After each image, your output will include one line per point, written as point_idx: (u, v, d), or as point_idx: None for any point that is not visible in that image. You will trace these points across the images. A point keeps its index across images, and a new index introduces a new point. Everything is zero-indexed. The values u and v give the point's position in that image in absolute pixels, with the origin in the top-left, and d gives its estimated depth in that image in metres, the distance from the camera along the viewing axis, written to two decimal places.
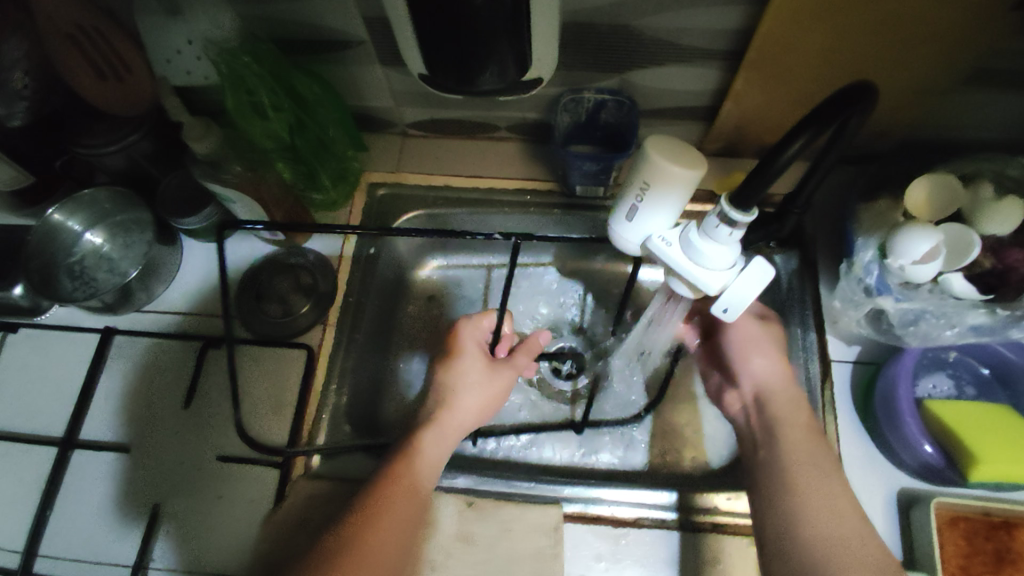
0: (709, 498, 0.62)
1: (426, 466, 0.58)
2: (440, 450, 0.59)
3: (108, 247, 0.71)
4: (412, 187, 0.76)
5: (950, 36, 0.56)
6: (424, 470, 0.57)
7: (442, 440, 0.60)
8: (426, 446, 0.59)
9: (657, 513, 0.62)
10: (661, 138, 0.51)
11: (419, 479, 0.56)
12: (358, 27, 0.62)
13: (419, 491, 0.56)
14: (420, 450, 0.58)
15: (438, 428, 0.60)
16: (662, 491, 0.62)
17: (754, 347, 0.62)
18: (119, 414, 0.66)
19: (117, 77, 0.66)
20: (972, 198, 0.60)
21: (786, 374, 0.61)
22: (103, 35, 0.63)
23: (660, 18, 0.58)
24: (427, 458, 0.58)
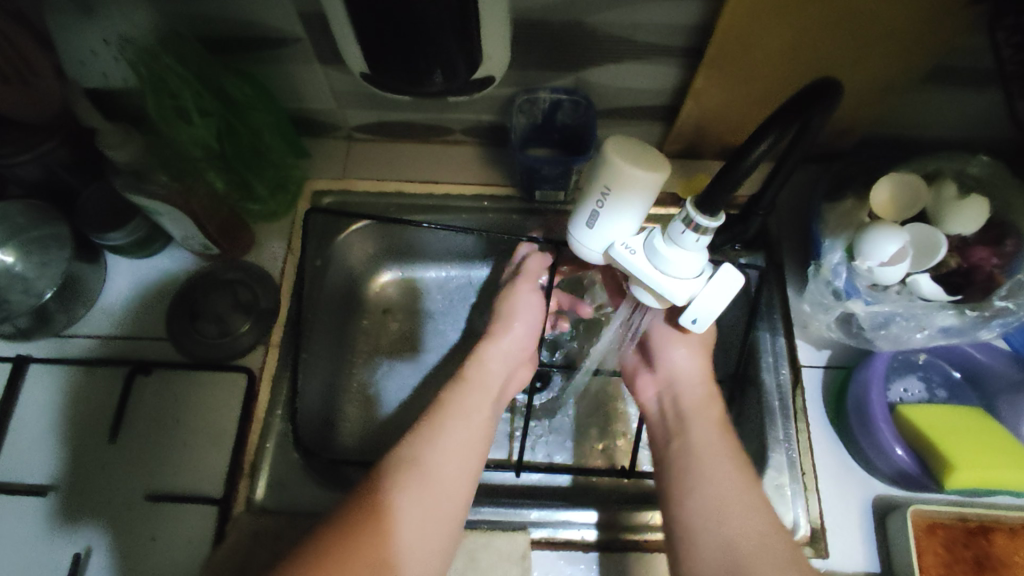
0: (650, 516, 0.59)
1: (470, 392, 0.60)
2: (489, 377, 0.62)
3: (20, 266, 0.64)
4: (360, 194, 0.71)
5: (912, 33, 0.54)
6: (463, 392, 0.59)
7: (489, 370, 0.62)
8: (471, 375, 0.61)
9: (588, 533, 0.58)
10: (622, 140, 0.48)
11: (463, 399, 0.59)
12: (294, 23, 0.58)
13: (460, 414, 0.57)
14: (467, 376, 0.61)
15: (482, 358, 0.63)
16: (588, 510, 0.59)
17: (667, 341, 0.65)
18: (37, 452, 0.60)
19: (21, 81, 0.59)
20: (934, 197, 0.59)
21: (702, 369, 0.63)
22: (10, 39, 0.57)
23: (616, 13, 0.55)
24: (475, 385, 0.60)
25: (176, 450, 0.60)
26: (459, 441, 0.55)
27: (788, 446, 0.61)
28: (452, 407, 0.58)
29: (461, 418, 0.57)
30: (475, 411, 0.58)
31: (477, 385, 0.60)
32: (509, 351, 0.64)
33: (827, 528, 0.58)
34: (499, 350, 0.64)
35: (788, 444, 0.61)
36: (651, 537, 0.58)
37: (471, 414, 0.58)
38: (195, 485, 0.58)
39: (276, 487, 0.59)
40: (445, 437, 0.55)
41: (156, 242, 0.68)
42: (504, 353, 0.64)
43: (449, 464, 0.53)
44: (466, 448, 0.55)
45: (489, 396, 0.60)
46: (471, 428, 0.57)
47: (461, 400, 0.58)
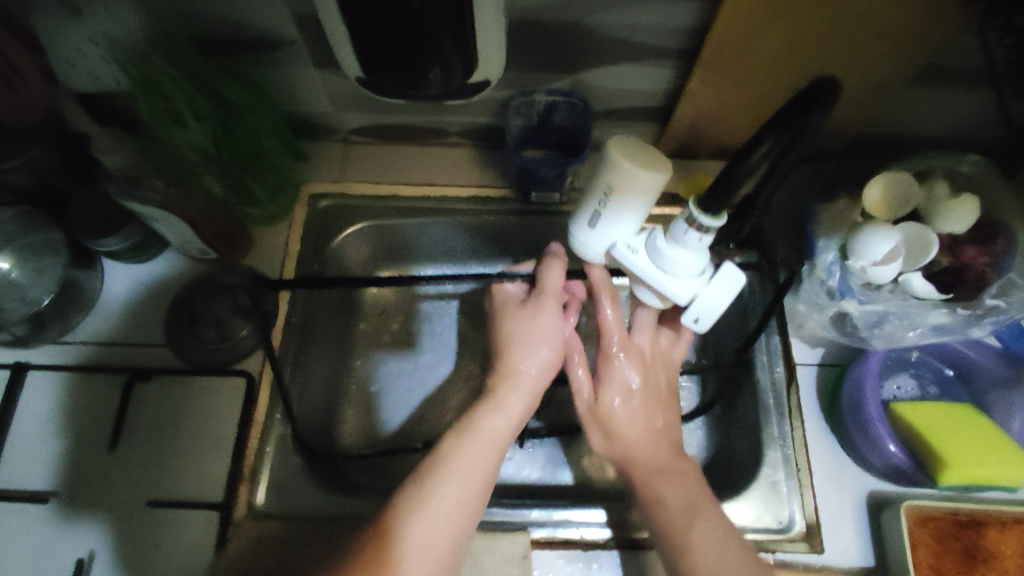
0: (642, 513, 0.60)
1: (475, 440, 0.54)
2: (502, 421, 0.55)
3: (16, 273, 0.63)
4: (357, 198, 0.72)
5: (903, 34, 0.55)
6: (469, 441, 0.54)
7: (503, 413, 0.56)
8: (481, 419, 0.55)
9: (593, 532, 0.59)
10: (625, 140, 0.48)
11: (465, 449, 0.53)
12: (289, 26, 0.57)
13: (460, 471, 0.52)
14: (477, 423, 0.55)
15: (498, 396, 0.57)
16: (596, 509, 0.60)
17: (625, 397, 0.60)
18: (37, 461, 0.59)
19: (9, 86, 0.59)
20: (927, 196, 0.60)
21: (648, 427, 0.59)
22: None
23: (612, 15, 0.55)
24: (482, 432, 0.54)
25: (177, 456, 0.60)
26: (458, 502, 0.50)
27: (783, 443, 0.62)
28: (453, 460, 0.52)
29: (462, 475, 0.52)
30: (480, 464, 0.53)
31: (484, 433, 0.54)
32: (528, 388, 0.58)
33: (823, 523, 0.59)
34: (514, 388, 0.58)
35: (783, 441, 0.62)
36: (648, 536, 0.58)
37: (476, 470, 0.52)
38: (196, 491, 0.58)
39: (277, 490, 0.59)
40: (438, 498, 0.50)
41: (152, 248, 0.67)
42: (523, 389, 0.58)
43: (443, 526, 0.49)
44: (454, 517, 0.50)
45: (496, 446, 0.54)
46: (472, 485, 0.52)
47: (464, 454, 0.53)
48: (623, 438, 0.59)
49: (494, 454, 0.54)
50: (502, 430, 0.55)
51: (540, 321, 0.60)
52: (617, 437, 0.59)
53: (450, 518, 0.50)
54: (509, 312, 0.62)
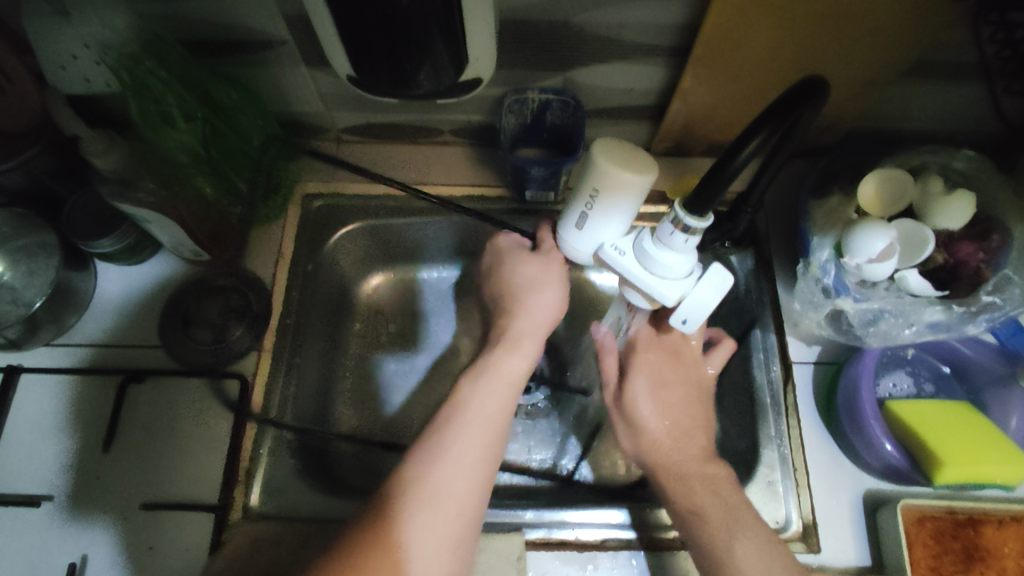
0: (662, 514, 0.60)
1: (494, 379, 0.56)
2: (517, 360, 0.58)
3: (9, 276, 0.62)
4: (349, 198, 0.71)
5: (894, 30, 0.54)
6: (488, 381, 0.56)
7: (519, 353, 0.58)
8: (498, 359, 0.58)
9: (618, 533, 0.59)
10: (610, 142, 0.48)
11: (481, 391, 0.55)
12: (279, 26, 0.57)
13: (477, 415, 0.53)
14: (494, 363, 0.57)
15: (511, 338, 0.59)
16: (616, 510, 0.60)
17: (650, 386, 0.61)
18: (31, 464, 0.59)
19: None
20: (921, 192, 0.59)
21: (671, 416, 0.59)
22: None
23: (601, 13, 0.55)
24: (497, 374, 0.56)
25: (172, 458, 0.60)
26: (486, 437, 0.52)
27: (779, 442, 0.62)
28: (474, 399, 0.54)
29: (485, 412, 0.54)
30: (502, 400, 0.55)
31: (502, 373, 0.57)
32: (539, 328, 0.61)
33: (820, 522, 0.59)
34: (525, 327, 0.60)
35: (780, 440, 0.62)
36: (663, 535, 0.58)
37: (498, 406, 0.54)
38: (192, 492, 0.58)
39: (273, 492, 0.59)
40: (456, 443, 0.51)
41: (145, 249, 0.67)
42: (533, 330, 0.60)
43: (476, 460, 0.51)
44: (472, 460, 0.51)
45: (514, 384, 0.57)
46: (498, 419, 0.54)
47: (487, 391, 0.55)
48: (646, 429, 0.59)
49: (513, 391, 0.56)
50: (519, 369, 0.57)
51: (552, 270, 0.62)
52: (641, 427, 0.60)
53: (482, 451, 0.51)
54: (518, 257, 0.63)
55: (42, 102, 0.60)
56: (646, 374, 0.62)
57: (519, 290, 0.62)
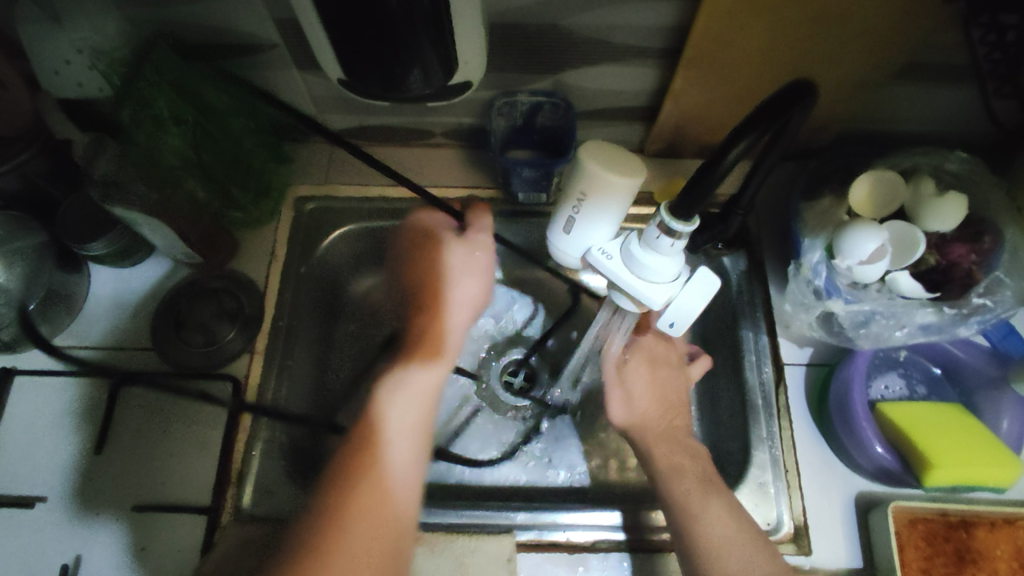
0: (656, 515, 0.59)
1: (409, 392, 0.53)
2: (434, 367, 0.55)
3: (3, 279, 0.62)
4: (342, 200, 0.72)
5: (884, 31, 0.54)
6: (403, 396, 0.53)
7: (435, 359, 0.55)
8: (413, 369, 0.54)
9: (610, 535, 0.58)
10: (598, 145, 0.48)
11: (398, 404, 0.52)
12: (268, 29, 0.57)
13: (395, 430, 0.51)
14: (409, 373, 0.54)
15: (428, 342, 0.56)
16: (610, 511, 0.59)
17: (645, 364, 0.64)
18: (24, 467, 0.60)
19: None
20: (913, 194, 0.59)
21: (660, 393, 0.62)
22: None
23: (590, 15, 0.55)
24: (414, 384, 0.53)
25: (163, 461, 0.60)
26: (406, 461, 0.50)
27: (772, 444, 0.61)
28: (390, 417, 0.51)
29: (403, 432, 0.51)
30: (419, 416, 0.52)
31: (417, 385, 0.53)
32: (457, 326, 0.58)
33: (811, 525, 0.59)
34: (444, 328, 0.57)
35: (772, 443, 0.61)
36: (656, 537, 0.58)
37: (417, 424, 0.52)
38: (182, 495, 0.59)
39: (264, 494, 0.59)
40: (379, 461, 0.49)
41: (139, 252, 0.67)
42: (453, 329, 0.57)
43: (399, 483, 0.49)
44: (395, 476, 0.49)
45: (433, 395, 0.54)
46: (418, 439, 0.52)
47: (403, 408, 0.52)
48: (640, 407, 0.61)
49: (429, 402, 0.53)
50: (435, 378, 0.54)
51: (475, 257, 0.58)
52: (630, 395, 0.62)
53: (404, 478, 0.50)
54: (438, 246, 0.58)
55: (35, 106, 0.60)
56: (643, 355, 0.65)
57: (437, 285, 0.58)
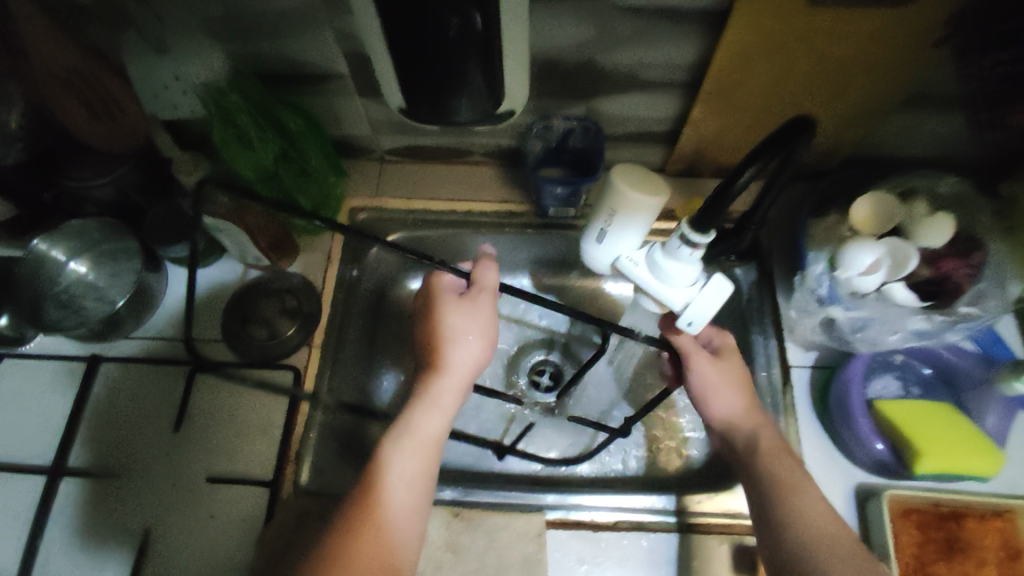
0: (702, 500, 0.65)
1: (413, 440, 0.59)
2: (434, 419, 0.61)
3: (93, 276, 0.72)
4: (391, 210, 0.80)
5: (884, 68, 0.61)
6: (408, 446, 0.59)
7: (437, 410, 0.61)
8: (417, 420, 0.60)
9: (656, 517, 0.65)
10: (626, 167, 0.55)
11: (418, 418, 0.60)
12: (337, 61, 0.66)
13: (413, 441, 0.59)
14: (413, 423, 0.60)
15: (430, 395, 0.62)
16: (660, 496, 0.65)
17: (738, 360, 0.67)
18: (106, 443, 0.66)
19: (109, 114, 0.67)
20: (908, 213, 0.66)
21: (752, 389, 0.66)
22: (100, 80, 0.65)
23: (621, 53, 0.63)
24: (433, 402, 0.61)
25: (230, 440, 0.66)
26: (421, 467, 0.58)
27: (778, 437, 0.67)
28: (411, 430, 0.60)
29: (405, 479, 0.57)
30: (422, 466, 0.58)
31: (420, 437, 0.60)
32: (468, 352, 0.64)
33: None
34: (446, 383, 0.63)
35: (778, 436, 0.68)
36: (701, 520, 0.64)
37: (419, 473, 0.58)
38: (247, 470, 0.65)
39: (318, 472, 0.66)
40: (397, 468, 0.57)
41: (212, 254, 0.75)
42: (455, 383, 0.63)
43: (399, 528, 0.55)
44: (410, 480, 0.57)
45: (448, 412, 0.62)
46: (420, 484, 0.58)
47: (407, 458, 0.58)
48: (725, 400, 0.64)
49: (433, 450, 0.60)
50: (437, 425, 0.61)
51: (478, 314, 0.65)
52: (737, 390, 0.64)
53: (414, 485, 0.57)
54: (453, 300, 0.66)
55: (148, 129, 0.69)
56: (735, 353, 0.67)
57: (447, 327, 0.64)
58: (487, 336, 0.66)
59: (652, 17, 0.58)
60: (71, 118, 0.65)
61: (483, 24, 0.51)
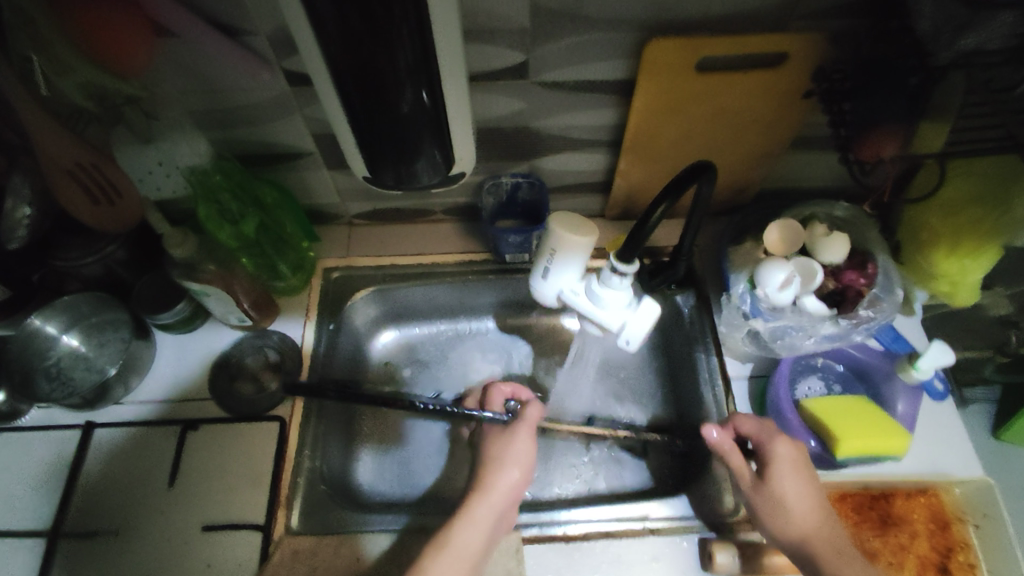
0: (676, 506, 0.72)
1: (453, 552, 0.61)
2: (473, 534, 0.63)
3: (83, 348, 0.77)
4: (361, 269, 0.88)
5: (771, 118, 0.73)
6: (448, 559, 0.61)
7: (476, 525, 0.64)
8: (456, 534, 0.63)
9: (639, 523, 0.71)
10: (562, 215, 0.65)
11: (458, 531, 0.63)
12: (307, 141, 0.75)
13: (453, 552, 0.61)
14: (451, 537, 0.63)
15: (468, 511, 0.65)
16: (645, 504, 0.72)
17: (791, 473, 0.64)
18: (102, 504, 0.70)
19: (109, 201, 0.73)
20: (809, 235, 0.76)
21: (820, 494, 0.63)
22: (100, 169, 0.71)
23: (553, 120, 0.73)
24: (474, 517, 0.64)
25: (222, 491, 0.71)
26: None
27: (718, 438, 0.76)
28: (452, 542, 0.62)
29: None
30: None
31: (461, 548, 0.62)
32: (506, 483, 0.68)
33: None
34: (485, 503, 0.66)
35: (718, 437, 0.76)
36: (673, 525, 0.71)
37: None
38: (241, 516, 0.69)
39: (309, 514, 0.71)
40: (435, 573, 0.60)
41: (197, 320, 0.82)
42: (491, 501, 0.66)
43: None
44: None
45: (486, 528, 0.64)
46: None
47: (446, 569, 0.60)
48: (795, 506, 0.63)
49: (471, 563, 0.62)
50: (477, 540, 0.63)
51: (516, 448, 0.71)
52: (787, 503, 0.63)
53: None
54: (498, 437, 0.73)
55: (138, 211, 0.76)
56: (785, 459, 0.65)
57: (490, 461, 0.70)
58: (526, 471, 0.70)
59: (573, 89, 0.69)
60: (71, 204, 0.70)
61: (430, 99, 0.59)
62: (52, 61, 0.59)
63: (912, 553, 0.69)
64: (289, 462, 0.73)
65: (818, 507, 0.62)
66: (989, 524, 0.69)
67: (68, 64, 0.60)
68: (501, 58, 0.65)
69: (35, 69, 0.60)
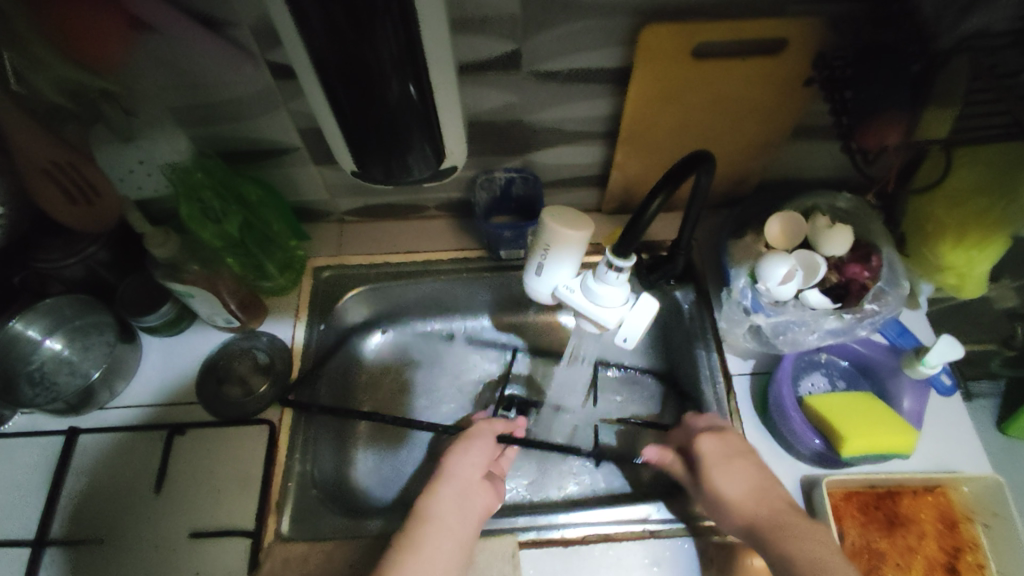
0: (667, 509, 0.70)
1: (434, 522, 0.63)
2: (443, 502, 0.65)
3: (68, 351, 0.75)
4: (353, 267, 0.86)
5: (770, 107, 0.71)
6: (428, 527, 0.62)
7: (446, 495, 0.66)
8: (429, 504, 0.65)
9: (638, 526, 0.69)
10: (558, 209, 0.63)
11: (433, 501, 0.65)
12: (292, 135, 0.73)
13: (434, 521, 0.63)
14: (425, 506, 0.65)
15: (436, 484, 0.67)
16: (643, 506, 0.70)
17: (719, 465, 0.66)
18: (88, 511, 0.68)
19: (87, 202, 0.71)
20: (812, 227, 0.73)
21: (753, 478, 0.64)
22: (78, 168, 0.69)
23: (546, 112, 0.71)
24: (444, 488, 0.67)
25: (210, 496, 0.69)
26: (436, 543, 0.61)
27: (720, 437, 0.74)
28: (430, 509, 0.64)
29: (430, 556, 0.60)
30: (438, 540, 0.61)
31: (435, 516, 0.64)
32: (461, 465, 0.69)
33: None
34: (449, 478, 0.68)
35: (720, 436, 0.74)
36: (669, 529, 0.68)
37: (433, 547, 0.61)
38: (230, 522, 0.67)
39: (300, 519, 0.68)
40: (422, 543, 0.61)
41: (183, 322, 0.80)
42: (455, 474, 0.68)
43: None
44: (434, 556, 0.60)
45: (455, 497, 0.66)
46: (436, 557, 0.60)
47: (424, 536, 0.61)
48: (730, 492, 0.64)
49: (449, 530, 0.63)
50: (446, 507, 0.65)
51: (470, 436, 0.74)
52: (722, 490, 0.64)
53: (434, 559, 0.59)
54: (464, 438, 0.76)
55: (118, 211, 0.74)
56: (716, 452, 0.67)
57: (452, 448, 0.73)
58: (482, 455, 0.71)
59: (567, 79, 0.67)
60: (48, 203, 0.68)
61: (418, 95, 0.57)
62: (28, 58, 0.58)
63: (920, 553, 0.68)
64: (277, 467, 0.71)
65: (751, 491, 0.63)
66: (999, 523, 0.66)
67: (45, 64, 0.58)
68: (490, 48, 0.62)
69: (9, 66, 0.59)
